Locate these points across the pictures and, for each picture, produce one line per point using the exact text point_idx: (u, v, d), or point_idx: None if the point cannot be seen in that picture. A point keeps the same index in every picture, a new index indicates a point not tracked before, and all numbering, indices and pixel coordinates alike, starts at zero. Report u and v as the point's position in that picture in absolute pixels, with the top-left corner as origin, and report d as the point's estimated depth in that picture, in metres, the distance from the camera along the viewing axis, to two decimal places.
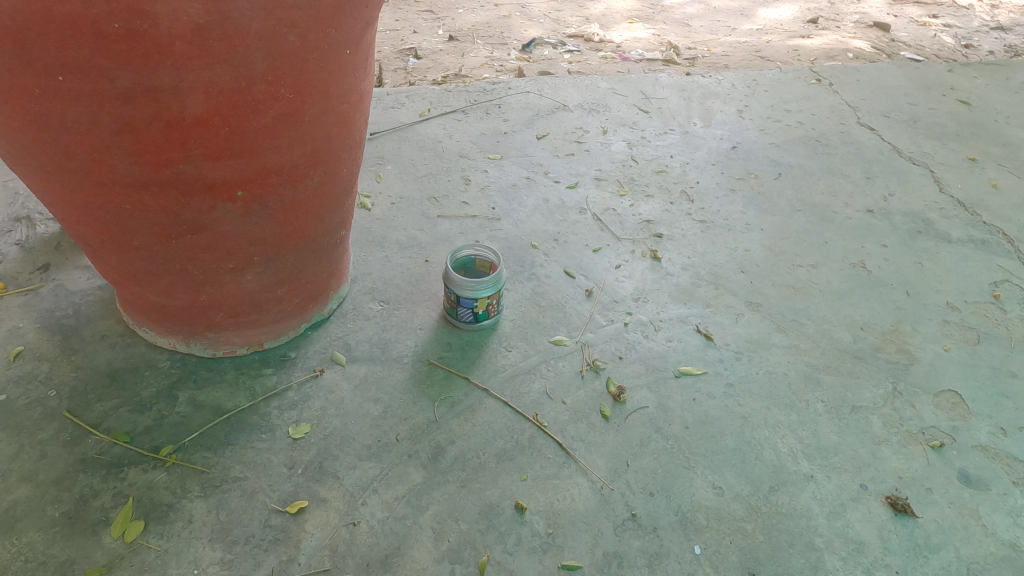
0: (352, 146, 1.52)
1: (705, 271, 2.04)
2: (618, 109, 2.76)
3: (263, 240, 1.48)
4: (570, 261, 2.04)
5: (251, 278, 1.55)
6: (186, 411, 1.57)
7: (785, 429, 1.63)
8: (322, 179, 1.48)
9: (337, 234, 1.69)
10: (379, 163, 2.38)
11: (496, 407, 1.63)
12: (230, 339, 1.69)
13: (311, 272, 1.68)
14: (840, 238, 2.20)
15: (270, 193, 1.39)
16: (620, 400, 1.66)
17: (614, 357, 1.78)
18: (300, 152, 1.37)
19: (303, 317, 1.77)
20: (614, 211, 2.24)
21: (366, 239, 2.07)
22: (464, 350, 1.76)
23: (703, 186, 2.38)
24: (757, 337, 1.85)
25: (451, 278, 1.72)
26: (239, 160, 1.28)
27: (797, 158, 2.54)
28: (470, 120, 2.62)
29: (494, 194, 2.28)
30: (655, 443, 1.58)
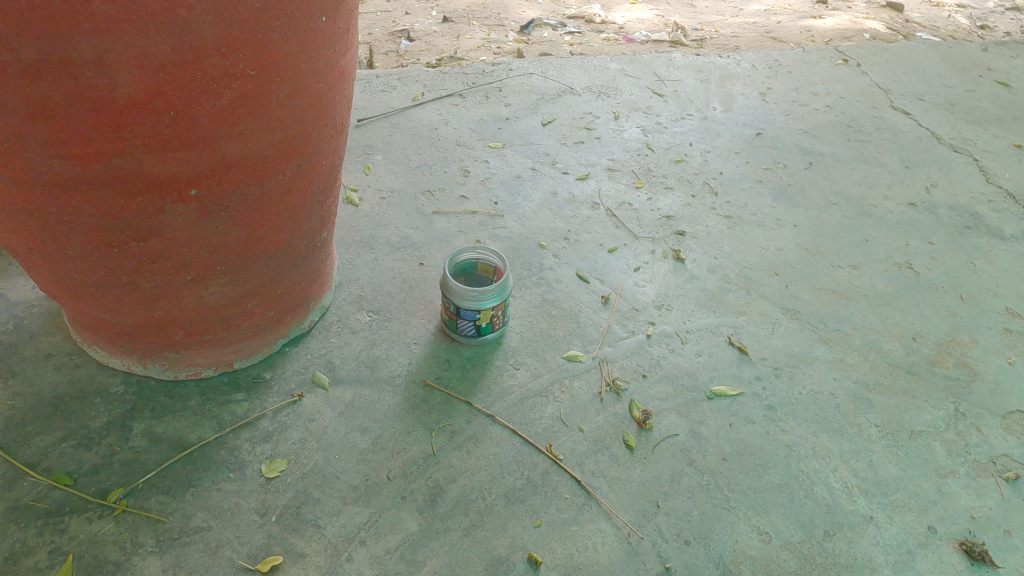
0: (332, 135, 1.29)
1: (735, 274, 1.82)
2: (630, 92, 2.51)
3: (226, 247, 1.24)
4: (583, 263, 1.82)
5: (214, 291, 1.32)
6: (142, 445, 1.34)
7: (836, 460, 1.41)
8: (295, 174, 1.24)
9: (315, 237, 1.45)
10: (367, 153, 2.13)
11: (503, 437, 1.41)
12: (194, 359, 1.45)
13: (288, 281, 1.45)
14: (882, 235, 1.98)
15: (232, 191, 1.15)
16: (646, 427, 1.44)
17: (637, 375, 1.55)
18: (267, 141, 1.13)
19: (278, 332, 1.53)
20: (630, 206, 2.01)
21: (352, 239, 1.84)
22: (465, 369, 1.54)
23: (727, 176, 2.15)
24: (798, 350, 1.64)
25: (451, 287, 1.49)
26: (190, 151, 1.04)
27: (829, 146, 2.31)
28: (468, 105, 2.38)
29: (497, 187, 2.04)
30: (687, 478, 1.36)
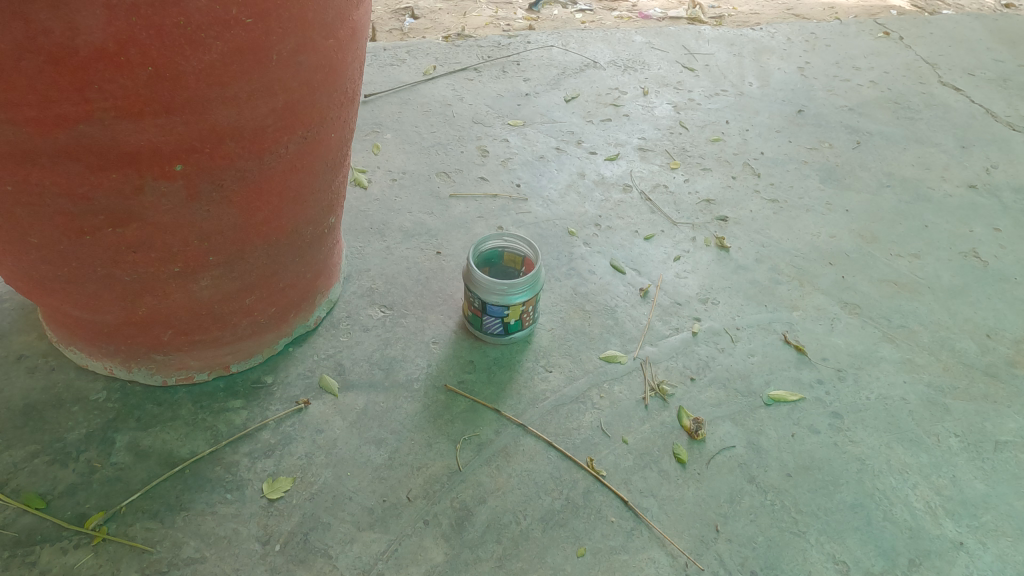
0: (342, 103, 1.10)
1: (786, 264, 1.64)
2: (658, 66, 2.32)
3: (220, 234, 1.05)
4: (617, 251, 1.64)
5: (207, 286, 1.13)
6: (126, 462, 1.17)
7: (915, 476, 1.24)
8: (299, 148, 1.05)
9: (321, 224, 1.26)
10: (376, 131, 1.95)
11: (538, 451, 1.24)
12: (186, 362, 1.27)
13: (292, 274, 1.26)
14: (943, 220, 1.80)
15: (226, 167, 0.96)
16: (698, 437, 1.27)
17: (684, 378, 1.38)
18: (267, 107, 0.94)
19: (281, 331, 1.35)
20: (665, 188, 1.83)
21: (362, 225, 1.66)
22: (491, 371, 1.36)
23: (769, 157, 1.97)
24: (862, 349, 1.46)
25: (476, 279, 1.32)
26: (173, 116, 0.86)
27: (876, 124, 2.12)
28: (484, 79, 2.19)
29: (519, 168, 1.86)
30: (749, 498, 1.19)
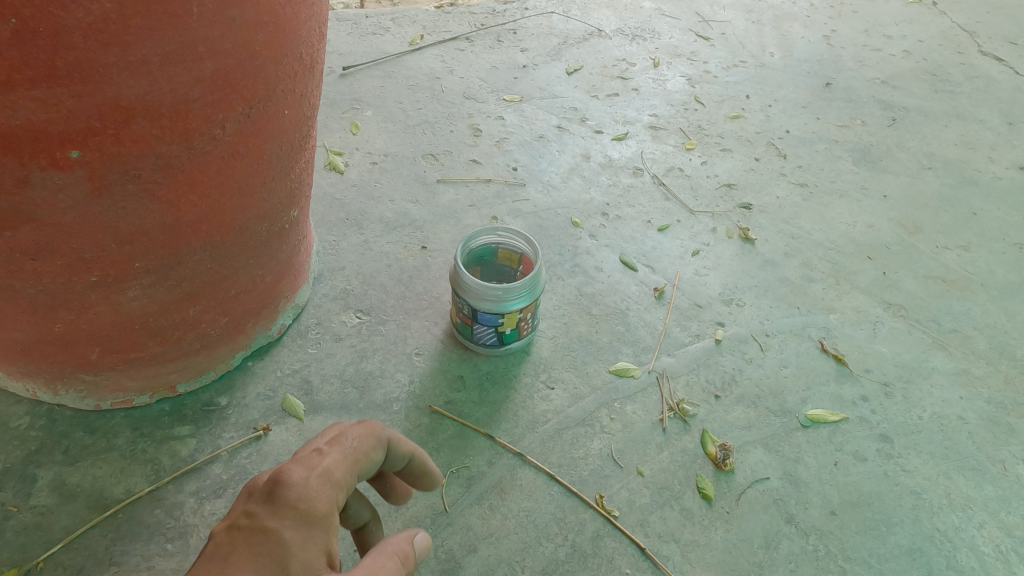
0: (296, 72, 0.88)
1: (819, 259, 1.45)
2: (669, 35, 2.10)
3: (145, 235, 0.85)
4: (628, 244, 1.44)
5: (136, 297, 0.93)
6: (48, 504, 0.99)
7: (981, 513, 1.06)
8: (241, 128, 0.84)
9: (280, 218, 1.05)
10: (356, 108, 1.73)
11: (539, 486, 1.06)
12: (124, 382, 1.07)
13: (246, 278, 1.06)
14: (992, 206, 1.60)
15: (142, 153, 0.75)
16: (726, 468, 1.09)
17: (707, 395, 1.19)
18: (191, 76, 0.73)
19: (237, 344, 1.14)
20: (681, 172, 1.62)
21: (336, 215, 1.46)
22: (483, 389, 1.17)
23: (796, 135, 1.76)
24: (910, 358, 1.27)
25: (465, 283, 1.12)
26: (58, 87, 0.66)
27: (913, 98, 1.91)
28: (476, 50, 1.97)
29: (516, 150, 1.65)
30: (788, 543, 1.01)
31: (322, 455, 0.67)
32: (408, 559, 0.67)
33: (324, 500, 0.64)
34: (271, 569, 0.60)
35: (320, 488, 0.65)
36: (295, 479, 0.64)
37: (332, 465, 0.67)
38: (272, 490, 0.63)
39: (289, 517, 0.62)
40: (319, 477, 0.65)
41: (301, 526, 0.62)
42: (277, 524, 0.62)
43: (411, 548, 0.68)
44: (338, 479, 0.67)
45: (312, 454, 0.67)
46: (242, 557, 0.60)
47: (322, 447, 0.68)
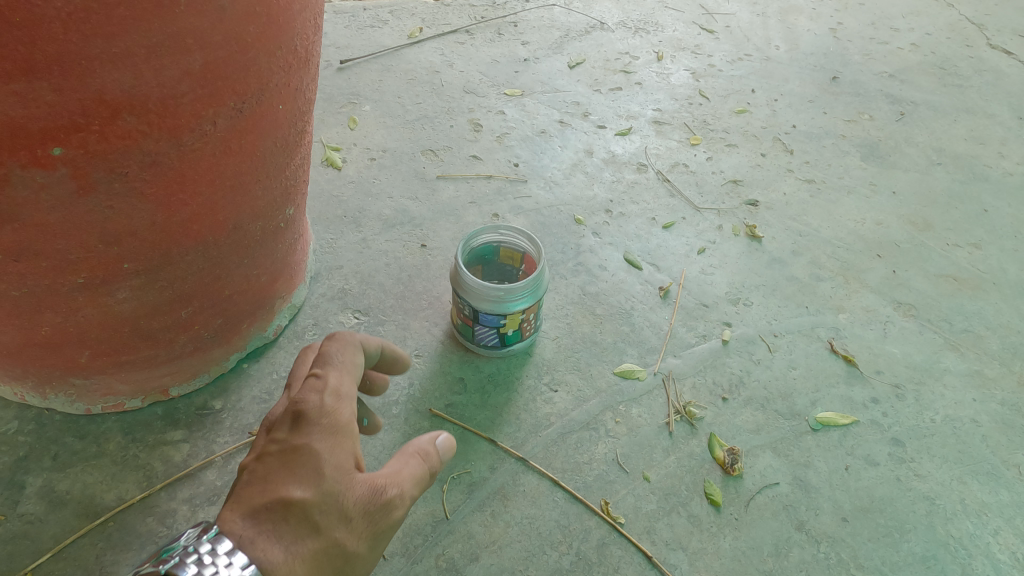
0: (291, 66, 0.85)
1: (827, 257, 1.41)
2: (673, 28, 2.06)
3: (133, 236, 0.81)
4: (632, 242, 1.41)
5: (126, 300, 0.90)
6: (36, 512, 0.96)
7: (996, 520, 1.03)
8: (233, 124, 0.80)
9: (275, 217, 1.02)
10: (353, 102, 1.70)
11: (542, 493, 1.03)
12: (114, 386, 1.03)
13: (241, 279, 1.02)
14: (1003, 203, 1.56)
15: (129, 150, 0.72)
16: (734, 473, 1.06)
17: (714, 398, 1.16)
18: (179, 69, 0.70)
19: (231, 346, 1.11)
20: (686, 168, 1.59)
21: (333, 212, 1.42)
22: (484, 392, 1.14)
23: (803, 130, 1.72)
24: (922, 360, 1.24)
25: (466, 283, 1.09)
26: (38, 81, 0.62)
27: (921, 92, 1.87)
28: (476, 43, 1.93)
29: (517, 145, 1.62)
30: (798, 550, 0.99)
31: (324, 376, 0.72)
32: (429, 457, 0.76)
33: (344, 415, 0.71)
34: (314, 478, 0.66)
35: (336, 403, 0.71)
36: (312, 403, 0.70)
37: (341, 383, 0.73)
38: (294, 416, 0.69)
39: (315, 432, 0.68)
40: (333, 395, 0.71)
41: (329, 438, 0.69)
42: (306, 440, 0.68)
43: (432, 449, 0.77)
44: (348, 394, 0.73)
45: (314, 377, 0.72)
46: (285, 474, 0.66)
47: (320, 371, 0.73)
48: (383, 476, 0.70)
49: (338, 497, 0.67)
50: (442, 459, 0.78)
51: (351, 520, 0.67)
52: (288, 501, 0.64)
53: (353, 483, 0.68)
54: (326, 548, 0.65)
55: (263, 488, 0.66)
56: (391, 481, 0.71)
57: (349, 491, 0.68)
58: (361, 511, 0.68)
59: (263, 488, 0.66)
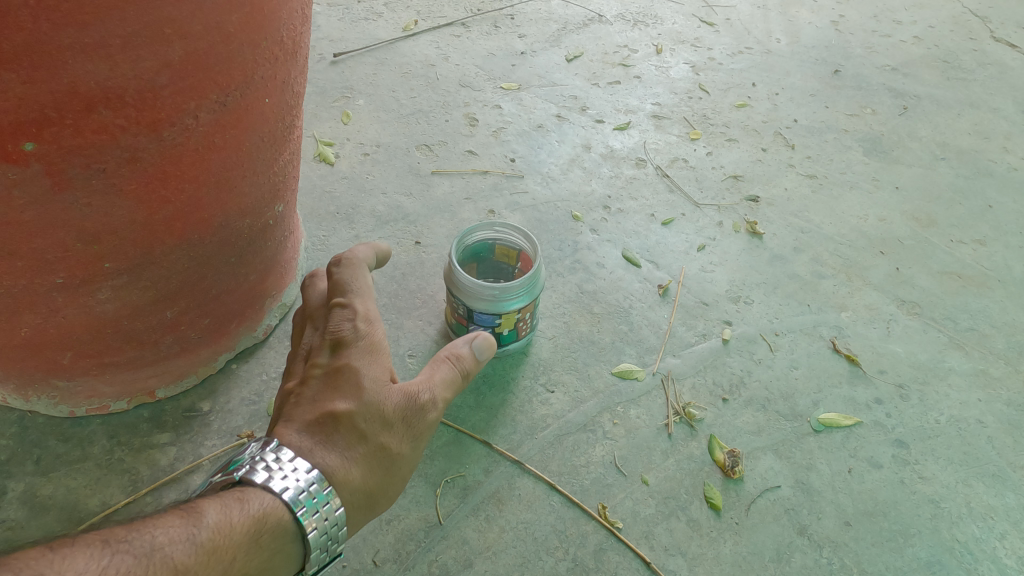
0: (277, 57, 0.82)
1: (829, 254, 1.39)
2: (672, 21, 2.03)
3: (113, 234, 0.78)
4: (630, 239, 1.38)
5: (107, 300, 0.87)
6: (18, 519, 0.93)
7: (1003, 524, 1.01)
8: (216, 118, 0.77)
9: (263, 214, 0.99)
10: (347, 96, 1.66)
11: (538, 497, 1.00)
12: (99, 388, 1.01)
13: (229, 278, 1.00)
14: (1008, 198, 1.54)
15: (105, 145, 0.69)
16: (735, 476, 1.04)
17: (714, 398, 1.14)
18: (157, 61, 0.67)
19: (219, 346, 1.08)
20: (685, 163, 1.56)
21: (326, 209, 1.39)
22: (479, 393, 1.12)
23: (804, 125, 1.69)
24: (926, 359, 1.21)
25: (460, 282, 1.06)
26: (6, 72, 0.59)
27: (924, 86, 1.84)
28: (472, 36, 1.90)
29: (513, 140, 1.59)
30: (800, 556, 0.96)
31: (351, 305, 0.86)
32: (462, 359, 0.87)
33: (375, 336, 0.84)
34: (353, 389, 0.79)
35: (365, 327, 0.84)
36: (345, 329, 0.83)
37: (367, 310, 0.86)
38: (330, 343, 0.83)
39: (351, 352, 0.82)
40: (362, 321, 0.85)
41: (364, 355, 0.82)
42: (344, 359, 0.81)
43: (464, 352, 0.88)
44: (375, 319, 0.86)
45: (342, 306, 0.86)
46: (329, 390, 0.80)
47: (346, 301, 0.86)
48: (416, 383, 0.83)
49: (377, 403, 0.79)
50: (479, 359, 0.89)
51: (393, 423, 0.80)
52: (335, 412, 0.78)
53: (389, 391, 0.81)
54: (374, 446, 0.78)
55: (312, 406, 0.79)
56: (424, 386, 0.83)
57: (387, 398, 0.80)
58: (400, 414, 0.80)
59: (312, 406, 0.79)
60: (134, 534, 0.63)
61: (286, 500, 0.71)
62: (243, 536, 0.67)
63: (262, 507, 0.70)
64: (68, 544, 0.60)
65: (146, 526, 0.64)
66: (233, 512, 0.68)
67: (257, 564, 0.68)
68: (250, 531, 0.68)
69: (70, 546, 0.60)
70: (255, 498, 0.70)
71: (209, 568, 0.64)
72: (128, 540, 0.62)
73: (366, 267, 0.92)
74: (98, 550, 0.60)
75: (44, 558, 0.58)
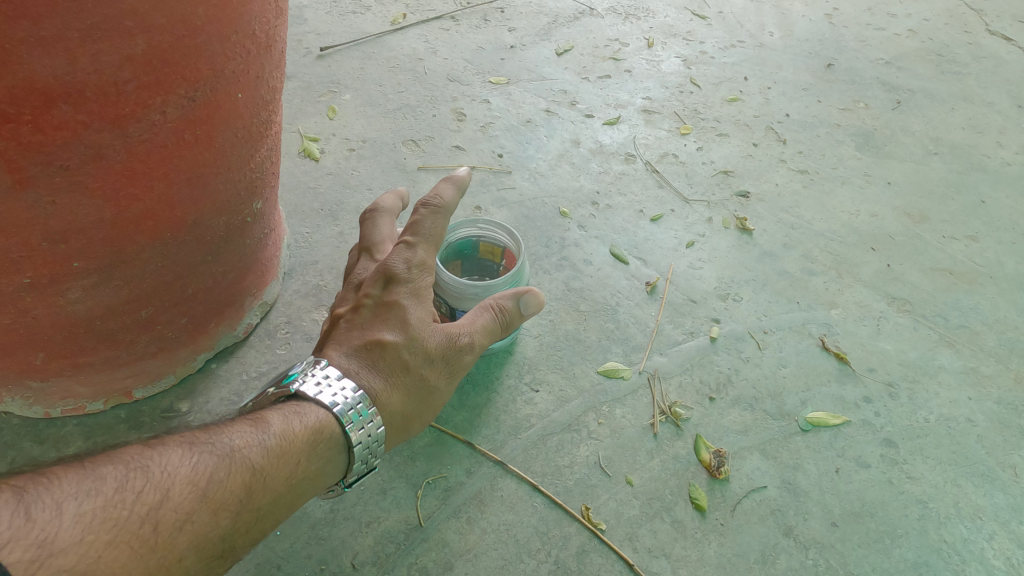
0: (249, 51, 0.80)
1: (820, 250, 1.37)
2: (664, 14, 2.00)
3: (80, 233, 0.77)
4: (618, 236, 1.36)
5: (80, 300, 0.85)
6: None
7: (991, 524, 1.00)
8: (186, 114, 0.76)
9: (241, 210, 0.97)
10: (333, 91, 1.64)
11: (520, 498, 0.99)
12: (75, 389, 0.99)
13: (206, 276, 0.98)
14: (1001, 194, 1.52)
15: (68, 142, 0.68)
16: (721, 476, 1.02)
17: (701, 397, 1.12)
18: (119, 55, 0.65)
19: (198, 345, 1.07)
20: (675, 158, 1.54)
21: (310, 205, 1.37)
22: (462, 392, 1.10)
23: (796, 119, 1.67)
24: (916, 357, 1.20)
25: (442, 281, 1.04)
26: None
27: (918, 80, 1.82)
28: (462, 29, 1.87)
29: (501, 135, 1.57)
30: (786, 557, 0.95)
31: (411, 246, 0.88)
32: (507, 312, 0.89)
33: (426, 281, 0.87)
34: (400, 327, 0.84)
35: (419, 271, 0.87)
36: (400, 270, 0.86)
37: (427, 255, 0.89)
38: (385, 280, 0.86)
39: (403, 292, 0.85)
40: (418, 265, 0.88)
41: (413, 298, 0.86)
42: (396, 298, 0.85)
43: (511, 305, 0.89)
44: (431, 264, 0.89)
45: (403, 246, 0.88)
46: (378, 324, 0.85)
47: (408, 241, 0.89)
48: (457, 327, 0.87)
49: (419, 344, 0.84)
50: (527, 315, 0.90)
51: (433, 361, 0.85)
52: (381, 344, 0.83)
53: (432, 333, 0.85)
54: (412, 381, 0.84)
55: (360, 334, 0.85)
56: (464, 333, 0.87)
57: (430, 337, 0.85)
58: (439, 353, 0.85)
59: (360, 333, 0.84)
60: (213, 436, 0.71)
61: (336, 415, 0.78)
62: (304, 444, 0.75)
63: (318, 419, 0.78)
64: (160, 443, 0.69)
65: (221, 431, 0.72)
66: (294, 423, 0.76)
67: (315, 470, 0.77)
68: (310, 440, 0.76)
69: (161, 443, 0.68)
70: (311, 411, 0.78)
71: (278, 469, 0.72)
72: (208, 442, 0.70)
73: (451, 215, 0.91)
74: (185, 449, 0.69)
75: (143, 453, 0.66)
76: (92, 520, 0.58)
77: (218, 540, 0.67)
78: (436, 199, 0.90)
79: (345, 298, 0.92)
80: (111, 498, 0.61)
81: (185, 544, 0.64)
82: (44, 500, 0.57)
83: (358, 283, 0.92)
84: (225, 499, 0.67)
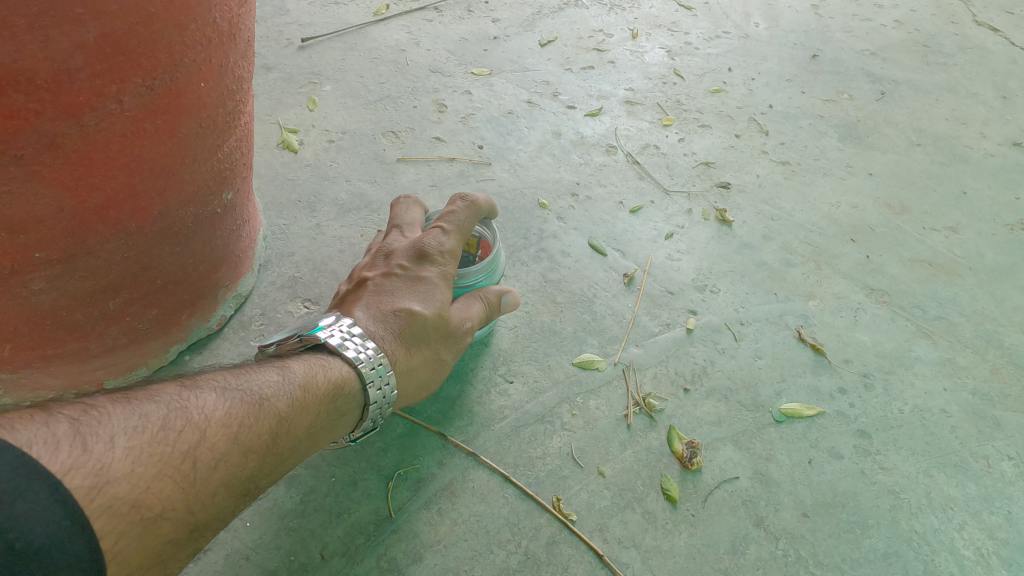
0: (210, 39, 0.79)
1: (799, 242, 1.37)
2: (650, 4, 1.99)
3: (41, 223, 0.77)
4: (597, 227, 1.36)
5: (44, 291, 0.85)
6: None
7: (962, 514, 1.00)
8: (144, 103, 0.75)
9: (210, 202, 0.96)
10: (313, 82, 1.63)
11: (492, 489, 0.99)
12: (44, 380, 0.98)
13: (176, 267, 0.97)
14: (982, 185, 1.52)
15: (21, 131, 0.68)
16: (693, 467, 1.02)
17: (675, 389, 1.12)
18: (69, 42, 0.65)
19: (170, 337, 1.07)
20: (656, 149, 1.54)
21: (287, 196, 1.37)
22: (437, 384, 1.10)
23: (780, 111, 1.67)
24: (892, 349, 1.20)
25: None
26: None
27: (903, 71, 1.81)
28: (445, 20, 1.86)
29: (482, 127, 1.56)
30: (756, 548, 0.95)
31: (445, 234, 0.98)
32: (489, 305, 1.00)
33: (451, 269, 0.97)
34: (427, 303, 0.93)
35: (449, 257, 0.97)
36: (433, 253, 0.96)
37: (456, 245, 0.99)
38: (417, 258, 0.96)
39: (433, 274, 0.95)
40: (449, 252, 0.97)
41: (441, 280, 0.96)
42: (426, 277, 0.95)
43: (502, 301, 1.01)
44: (458, 254, 0.99)
45: (438, 231, 0.98)
46: (407, 295, 0.93)
47: (443, 229, 0.98)
48: (468, 314, 0.98)
49: (439, 321, 0.93)
50: (502, 312, 1.03)
51: (448, 338, 0.95)
52: (408, 315, 0.91)
53: (450, 313, 0.96)
54: (428, 351, 0.93)
55: (388, 301, 0.93)
56: (473, 319, 0.98)
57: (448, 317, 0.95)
58: (453, 332, 0.96)
59: (389, 301, 0.92)
60: (245, 382, 0.77)
61: (358, 372, 0.85)
62: (324, 396, 0.81)
63: (340, 374, 0.83)
64: (196, 383, 0.74)
65: (251, 376, 0.78)
66: (318, 374, 0.82)
67: (332, 421, 0.83)
68: (330, 393, 0.82)
69: (198, 386, 0.73)
70: (335, 366, 0.84)
71: (302, 417, 0.78)
72: (240, 386, 0.76)
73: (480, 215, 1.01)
74: (219, 392, 0.74)
75: (181, 394, 0.71)
76: (140, 453, 0.64)
77: (247, 478, 0.72)
78: (470, 197, 1.01)
79: (372, 264, 1.00)
80: (156, 435, 0.66)
81: (218, 481, 0.69)
82: (99, 432, 0.63)
83: (386, 252, 1.00)
84: (256, 443, 0.73)
